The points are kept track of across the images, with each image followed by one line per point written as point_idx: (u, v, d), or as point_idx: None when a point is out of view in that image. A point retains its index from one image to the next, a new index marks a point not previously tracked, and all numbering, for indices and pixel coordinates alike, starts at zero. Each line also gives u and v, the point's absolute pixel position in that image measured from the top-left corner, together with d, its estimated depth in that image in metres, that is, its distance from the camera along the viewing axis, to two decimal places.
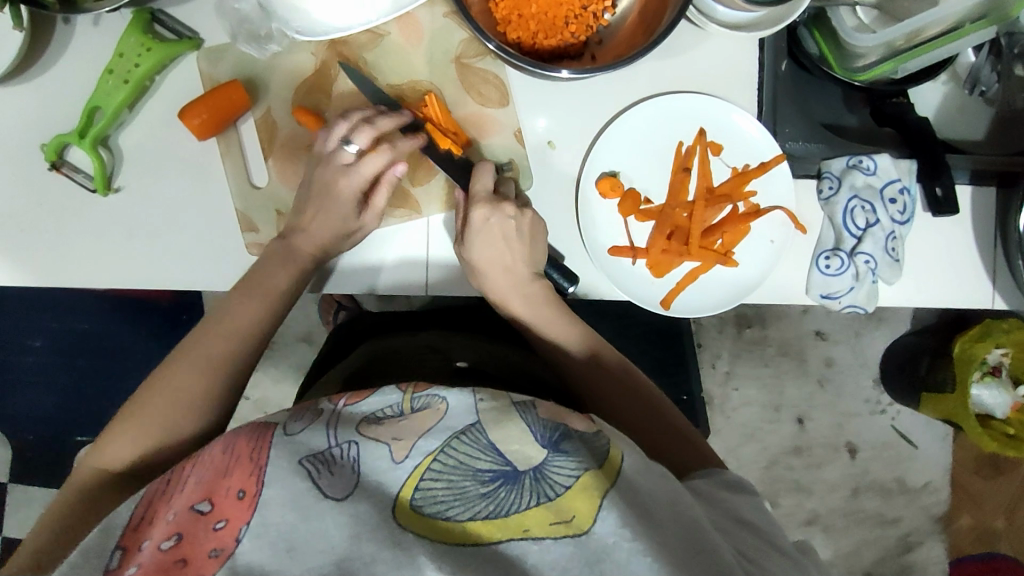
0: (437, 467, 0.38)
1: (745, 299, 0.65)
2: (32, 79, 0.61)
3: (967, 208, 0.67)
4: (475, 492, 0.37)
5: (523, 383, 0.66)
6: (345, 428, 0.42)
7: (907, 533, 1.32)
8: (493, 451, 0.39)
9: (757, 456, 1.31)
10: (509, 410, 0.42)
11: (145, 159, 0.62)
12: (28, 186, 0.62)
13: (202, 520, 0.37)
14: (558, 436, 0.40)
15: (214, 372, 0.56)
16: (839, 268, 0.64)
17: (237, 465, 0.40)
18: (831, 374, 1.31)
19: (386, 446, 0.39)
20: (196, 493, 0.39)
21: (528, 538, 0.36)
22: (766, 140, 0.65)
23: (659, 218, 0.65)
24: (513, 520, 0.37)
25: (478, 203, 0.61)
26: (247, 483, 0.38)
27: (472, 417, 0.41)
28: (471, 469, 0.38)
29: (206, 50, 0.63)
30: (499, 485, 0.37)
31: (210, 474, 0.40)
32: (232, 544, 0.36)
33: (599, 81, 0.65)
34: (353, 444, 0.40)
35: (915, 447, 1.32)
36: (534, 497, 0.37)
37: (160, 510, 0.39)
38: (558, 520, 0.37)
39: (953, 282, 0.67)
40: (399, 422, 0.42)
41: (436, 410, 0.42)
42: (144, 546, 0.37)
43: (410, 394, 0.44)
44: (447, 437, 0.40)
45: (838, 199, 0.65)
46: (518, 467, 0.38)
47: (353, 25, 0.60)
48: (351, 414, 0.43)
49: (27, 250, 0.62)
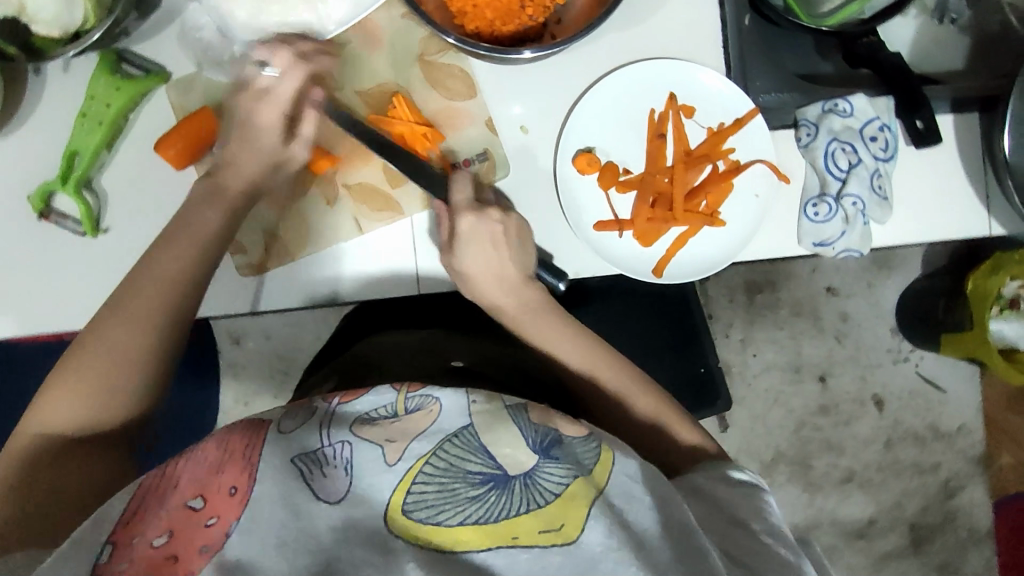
0: (428, 470, 0.43)
1: (738, 257, 0.65)
2: (12, 132, 0.63)
3: (951, 138, 0.66)
4: (465, 494, 0.42)
5: (516, 380, 0.70)
6: (339, 428, 0.45)
7: (947, 479, 1.30)
8: (483, 455, 0.44)
9: (784, 420, 1.29)
10: (502, 413, 0.47)
11: (129, 196, 0.63)
12: (20, 236, 0.63)
13: (195, 516, 0.41)
14: (547, 444, 0.46)
15: (145, 322, 0.57)
16: (828, 213, 0.64)
17: (229, 463, 0.43)
18: (849, 329, 1.29)
19: (379, 446, 0.44)
20: (189, 490, 0.42)
21: (517, 545, 0.41)
22: (738, 95, 0.65)
23: (640, 187, 0.65)
24: (501, 526, 0.41)
25: (463, 212, 0.61)
26: (238, 479, 0.42)
27: (465, 419, 0.46)
28: (463, 473, 0.43)
29: (174, 82, 0.64)
30: (491, 489, 0.42)
31: (203, 469, 0.43)
32: (221, 540, 0.40)
33: (563, 60, 0.65)
34: (346, 444, 0.44)
35: (944, 391, 1.30)
36: (524, 504, 0.42)
37: (149, 505, 0.41)
38: (546, 528, 0.41)
39: (947, 214, 0.66)
40: (392, 423, 0.46)
41: (429, 411, 0.47)
42: (134, 540, 0.40)
43: (404, 394, 0.49)
44: (440, 440, 0.45)
45: (817, 144, 0.64)
46: (508, 472, 0.43)
47: (313, 38, 0.62)
48: (345, 414, 0.47)
49: (27, 299, 0.63)
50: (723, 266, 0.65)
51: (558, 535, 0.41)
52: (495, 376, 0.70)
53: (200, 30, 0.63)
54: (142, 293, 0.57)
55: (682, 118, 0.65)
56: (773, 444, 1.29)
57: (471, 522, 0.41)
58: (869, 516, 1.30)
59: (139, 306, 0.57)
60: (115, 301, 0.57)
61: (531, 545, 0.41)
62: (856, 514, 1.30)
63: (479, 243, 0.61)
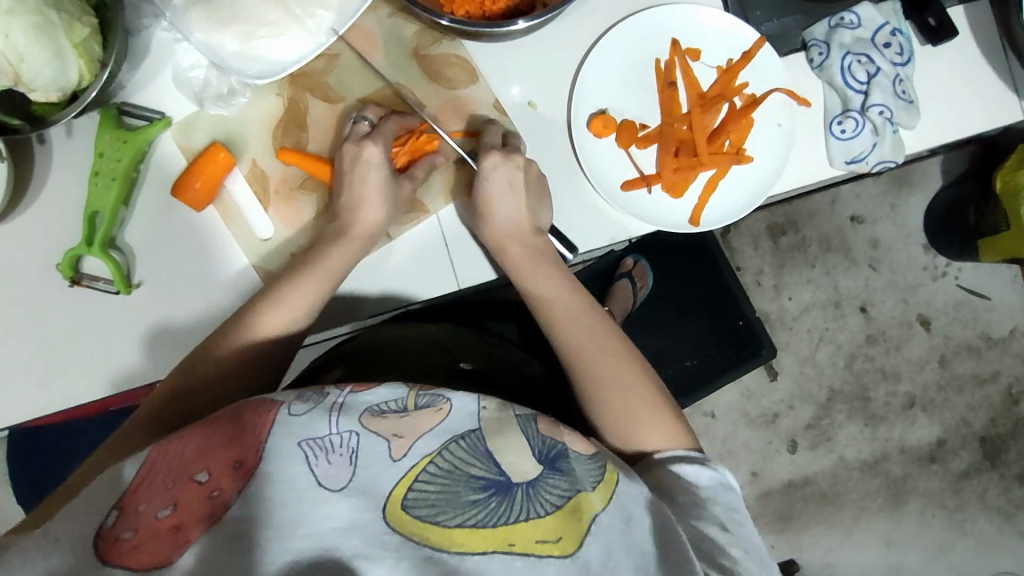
0: (430, 469, 0.42)
1: (771, 191, 0.64)
2: (28, 206, 0.62)
3: (965, 28, 0.64)
4: (465, 498, 0.41)
5: (526, 391, 0.68)
6: (348, 417, 0.44)
7: (1010, 385, 1.27)
8: (487, 461, 0.43)
9: (834, 357, 1.27)
10: (509, 421, 0.47)
11: (155, 248, 0.63)
12: (55, 307, 0.63)
13: (197, 490, 0.41)
14: (554, 454, 0.46)
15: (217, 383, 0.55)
16: (856, 128, 0.62)
17: (239, 437, 0.43)
18: (881, 255, 1.27)
19: (385, 440, 0.43)
20: (195, 463, 0.42)
21: (512, 552, 0.40)
22: (741, 29, 0.63)
23: (660, 139, 0.64)
24: (499, 529, 0.41)
25: (491, 151, 0.60)
26: (245, 455, 0.42)
27: (474, 424, 0.46)
28: (466, 477, 0.42)
29: (178, 125, 0.64)
30: (492, 493, 0.42)
31: (208, 442, 0.43)
32: (221, 511, 0.40)
33: (558, 29, 0.64)
34: (353, 435, 0.43)
35: (989, 298, 1.27)
36: (523, 512, 0.42)
37: (159, 476, 0.41)
38: (543, 538, 0.41)
39: (974, 107, 0.64)
40: (402, 416, 0.45)
41: (441, 409, 0.46)
42: (140, 509, 0.40)
43: (416, 390, 0.48)
44: (448, 440, 0.44)
45: (832, 61, 0.63)
46: (509, 479, 0.43)
47: (306, 54, 0.62)
48: (356, 404, 0.45)
49: (72, 368, 0.63)
50: (759, 202, 0.64)
51: (557, 547, 0.41)
52: (505, 381, 0.68)
53: (193, 69, 0.63)
54: (215, 360, 0.55)
55: (689, 62, 0.64)
56: (828, 383, 1.27)
57: (470, 524, 0.40)
58: (938, 437, 1.27)
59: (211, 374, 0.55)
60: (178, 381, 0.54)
61: (528, 553, 0.40)
62: (925, 438, 1.27)
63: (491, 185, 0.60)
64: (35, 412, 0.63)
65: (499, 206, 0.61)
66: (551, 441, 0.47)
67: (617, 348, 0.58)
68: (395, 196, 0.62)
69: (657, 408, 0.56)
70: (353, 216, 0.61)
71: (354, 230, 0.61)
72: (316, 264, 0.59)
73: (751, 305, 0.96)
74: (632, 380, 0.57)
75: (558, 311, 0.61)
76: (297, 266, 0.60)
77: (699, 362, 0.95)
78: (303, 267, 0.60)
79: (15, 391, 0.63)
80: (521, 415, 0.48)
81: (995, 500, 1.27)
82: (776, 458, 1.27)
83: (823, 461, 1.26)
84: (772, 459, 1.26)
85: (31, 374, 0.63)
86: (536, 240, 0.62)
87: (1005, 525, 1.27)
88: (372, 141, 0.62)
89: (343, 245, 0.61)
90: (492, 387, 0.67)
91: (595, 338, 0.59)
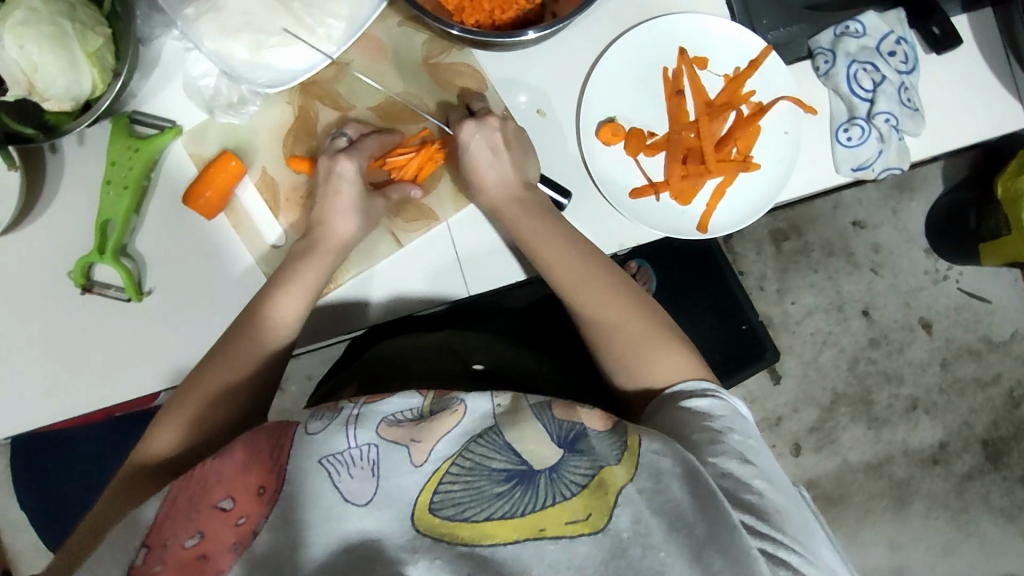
0: (455, 469, 0.46)
1: (779, 198, 0.64)
2: (40, 215, 0.63)
3: (969, 37, 0.65)
4: (490, 492, 0.45)
5: (542, 378, 0.71)
6: (366, 429, 0.48)
7: (1012, 387, 1.28)
8: (507, 452, 0.46)
9: (836, 360, 1.28)
10: (524, 411, 0.49)
11: (167, 256, 0.63)
12: (67, 315, 0.63)
13: (225, 517, 0.46)
14: (574, 435, 0.48)
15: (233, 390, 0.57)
16: (861, 135, 0.63)
17: (255, 463, 0.47)
18: (883, 259, 1.28)
19: (404, 448, 0.47)
20: (218, 492, 0.46)
21: (543, 536, 0.43)
22: (748, 37, 0.64)
23: (668, 146, 0.65)
24: (528, 517, 0.44)
25: (464, 122, 0.62)
26: (267, 481, 0.47)
27: (489, 421, 0.48)
28: (489, 471, 0.46)
29: (188, 133, 0.64)
30: (516, 483, 0.45)
31: (229, 470, 0.47)
32: (248, 538, 0.45)
33: (567, 37, 0.64)
34: (373, 447, 0.48)
35: (990, 301, 1.28)
36: (549, 497, 0.45)
37: (183, 508, 0.45)
38: (572, 518, 0.44)
39: (978, 113, 0.65)
40: (418, 423, 0.49)
41: (454, 411, 0.49)
42: (169, 542, 0.45)
43: (430, 398, 0.51)
44: (465, 440, 0.47)
45: (838, 69, 0.63)
46: (532, 467, 0.46)
47: (317, 62, 0.62)
48: (373, 414, 0.50)
49: (85, 375, 0.63)
50: (767, 208, 0.65)
51: (587, 525, 0.44)
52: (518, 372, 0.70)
53: (203, 78, 0.63)
54: (230, 365, 0.57)
55: (697, 71, 0.64)
56: (831, 387, 1.28)
57: (499, 515, 0.44)
58: (940, 440, 1.27)
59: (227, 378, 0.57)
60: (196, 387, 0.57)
61: (558, 536, 0.43)
62: (928, 440, 1.27)
63: (477, 154, 0.63)
64: (47, 419, 0.63)
65: (489, 173, 0.63)
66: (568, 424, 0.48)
67: (618, 299, 0.61)
68: (367, 212, 0.63)
69: (662, 340, 0.59)
70: (321, 230, 0.63)
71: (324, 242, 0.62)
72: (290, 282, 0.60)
73: (754, 310, 0.95)
74: (632, 320, 0.60)
75: (565, 277, 0.62)
76: (273, 283, 0.61)
77: None
78: (270, 289, 0.60)
79: (27, 399, 0.63)
80: (536, 403, 0.50)
81: (998, 502, 1.27)
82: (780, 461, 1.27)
83: (827, 463, 1.27)
84: None
85: (43, 382, 0.63)
86: (530, 196, 0.63)
87: (1009, 527, 1.27)
88: (345, 156, 0.62)
89: (313, 259, 0.62)
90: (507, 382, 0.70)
91: (598, 291, 0.61)
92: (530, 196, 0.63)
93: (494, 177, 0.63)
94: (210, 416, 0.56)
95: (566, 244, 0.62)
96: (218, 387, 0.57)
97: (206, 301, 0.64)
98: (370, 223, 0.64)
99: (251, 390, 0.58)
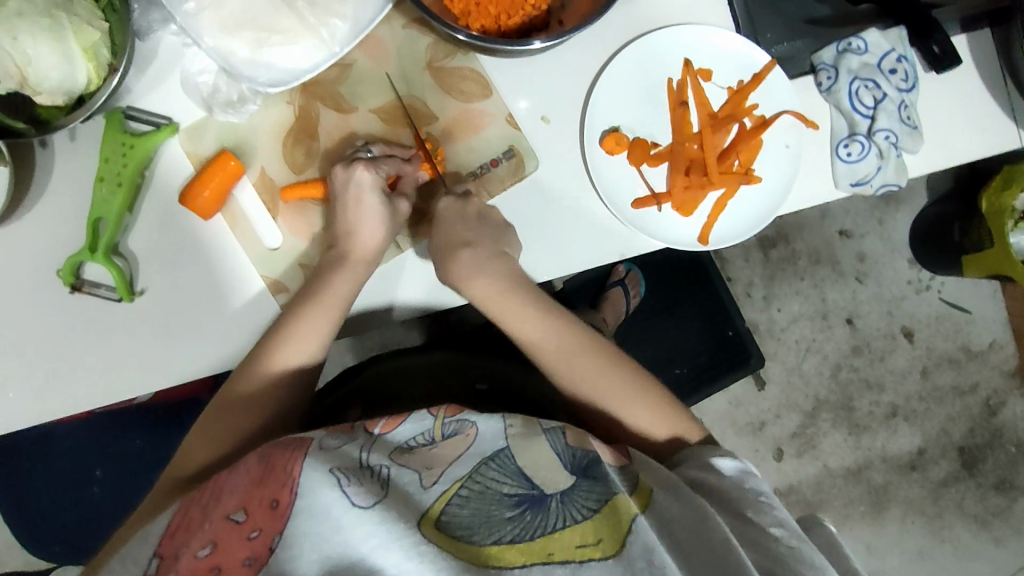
0: (464, 492, 0.51)
1: (778, 212, 0.65)
2: (28, 211, 0.61)
3: (967, 56, 0.66)
4: (501, 516, 0.49)
5: (542, 397, 0.72)
6: (380, 452, 0.54)
7: (989, 397, 1.31)
8: (518, 479, 0.52)
9: (820, 367, 1.29)
10: (535, 433, 0.57)
11: (159, 257, 0.62)
12: (54, 314, 0.62)
13: (238, 530, 0.48)
14: (581, 464, 0.54)
15: (264, 392, 0.62)
16: (861, 151, 0.64)
17: (270, 478, 0.51)
18: (868, 268, 1.29)
19: (416, 472, 0.52)
20: (232, 504, 0.49)
21: (552, 560, 0.47)
22: (752, 49, 0.64)
23: (671, 157, 0.65)
24: (537, 542, 0.48)
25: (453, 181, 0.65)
26: (279, 494, 0.49)
27: (501, 442, 0.55)
28: (499, 496, 0.51)
29: (186, 131, 0.63)
30: (525, 507, 0.50)
31: (244, 486, 0.50)
32: (265, 553, 0.47)
33: (572, 44, 0.64)
34: (386, 467, 0.52)
35: (969, 312, 1.31)
36: (559, 520, 0.50)
37: (197, 522, 0.49)
38: (583, 543, 0.48)
39: (973, 133, 0.66)
40: (432, 449, 0.55)
41: (466, 435, 0.56)
42: (182, 554, 0.47)
43: (441, 419, 0.57)
44: (478, 462, 0.53)
45: (840, 86, 0.64)
46: (542, 490, 0.52)
47: (320, 63, 0.61)
48: (388, 440, 0.56)
49: (70, 375, 0.62)
50: (766, 222, 0.65)
51: (597, 549, 0.48)
52: (520, 389, 0.73)
53: (202, 74, 0.62)
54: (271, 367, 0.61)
55: (701, 82, 0.65)
56: (813, 393, 1.29)
57: (508, 540, 0.48)
58: (918, 447, 1.30)
59: (261, 379, 0.61)
60: (237, 382, 0.61)
61: (568, 560, 0.47)
62: (906, 447, 1.30)
63: (462, 258, 0.62)
64: (31, 422, 0.62)
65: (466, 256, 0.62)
66: (582, 452, 0.56)
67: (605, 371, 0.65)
68: (393, 218, 0.63)
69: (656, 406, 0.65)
70: (348, 241, 0.63)
71: (351, 257, 0.62)
72: (323, 294, 0.62)
73: (741, 317, 0.97)
74: (632, 404, 0.65)
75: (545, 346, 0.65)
76: (306, 295, 0.62)
77: (689, 370, 0.96)
78: (302, 301, 0.61)
79: (11, 400, 0.61)
80: (548, 430, 0.58)
81: (972, 508, 1.30)
82: (763, 466, 1.29)
83: (808, 469, 1.29)
84: (759, 466, 1.28)
85: (28, 382, 0.62)
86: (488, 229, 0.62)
87: (982, 533, 1.30)
88: (362, 164, 0.61)
89: (343, 272, 0.62)
90: (514, 399, 0.72)
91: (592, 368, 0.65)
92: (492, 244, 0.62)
93: (482, 275, 0.62)
94: (242, 419, 0.61)
95: (550, 320, 0.66)
96: (244, 414, 0.61)
97: (235, 293, 0.63)
98: (390, 234, 0.64)
99: (266, 415, 0.62)
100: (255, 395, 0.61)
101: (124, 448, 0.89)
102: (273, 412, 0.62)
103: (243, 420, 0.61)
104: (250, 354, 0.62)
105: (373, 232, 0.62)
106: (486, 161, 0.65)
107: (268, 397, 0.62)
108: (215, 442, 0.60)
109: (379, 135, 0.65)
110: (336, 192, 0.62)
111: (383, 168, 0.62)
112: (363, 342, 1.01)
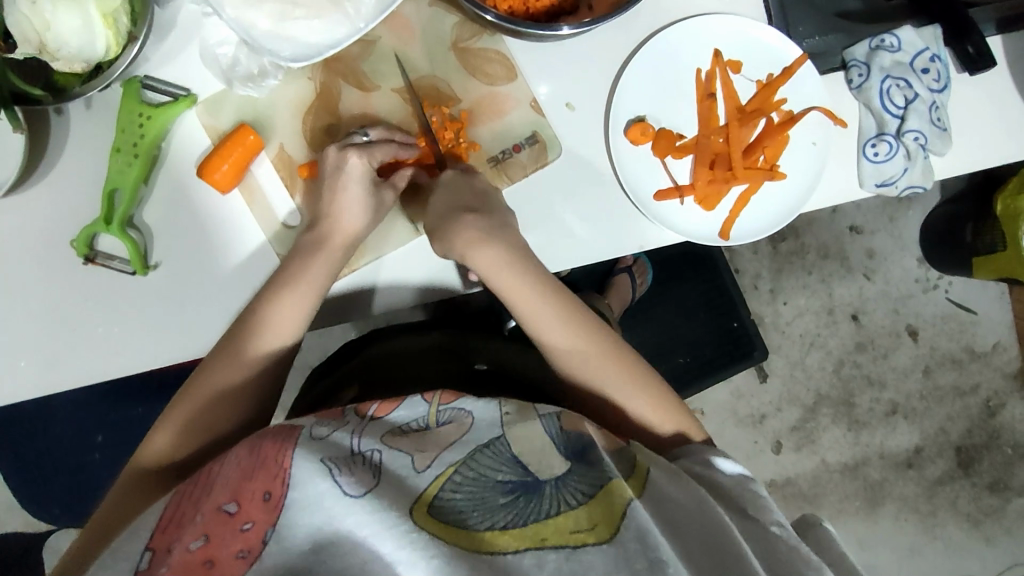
0: (457, 478, 0.50)
1: (802, 209, 0.64)
2: (41, 179, 0.60)
3: (1001, 57, 0.65)
4: (497, 502, 0.48)
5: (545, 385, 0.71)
6: (371, 437, 0.54)
7: (988, 398, 1.31)
8: (513, 466, 0.51)
9: (823, 362, 1.30)
10: (529, 415, 0.57)
11: (169, 230, 0.61)
12: (64, 282, 0.61)
13: (231, 522, 0.46)
14: (580, 453, 0.53)
15: (238, 375, 0.60)
16: (889, 152, 0.63)
17: (260, 470, 0.48)
18: (876, 265, 1.29)
19: (409, 455, 0.52)
20: (224, 496, 0.47)
21: (547, 547, 0.46)
22: (785, 43, 0.63)
23: (696, 150, 0.64)
24: (530, 528, 0.47)
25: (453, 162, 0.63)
26: (272, 486, 0.47)
27: (496, 430, 0.55)
28: (493, 482, 0.50)
29: (203, 103, 0.61)
30: (519, 494, 0.49)
31: (235, 478, 0.48)
32: (259, 546, 0.45)
33: (599, 31, 0.63)
34: (378, 452, 0.52)
35: (974, 313, 1.31)
36: (553, 507, 0.49)
37: (189, 514, 0.47)
38: (576, 529, 0.48)
39: (1003, 137, 0.65)
40: (425, 433, 0.55)
41: (462, 422, 0.56)
42: (174, 547, 0.45)
43: (436, 406, 0.57)
44: (472, 449, 0.53)
45: (872, 84, 0.63)
46: (537, 478, 0.51)
47: (343, 39, 0.58)
48: (380, 425, 0.56)
49: (78, 346, 0.61)
50: (789, 219, 0.65)
51: (591, 535, 0.47)
52: (520, 376, 0.71)
53: (222, 46, 0.61)
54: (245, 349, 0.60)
55: (730, 74, 0.64)
56: (815, 387, 1.30)
57: (501, 526, 0.47)
58: (916, 445, 1.31)
59: (232, 366, 0.60)
60: (208, 362, 0.60)
61: (562, 545, 0.47)
62: (904, 445, 1.31)
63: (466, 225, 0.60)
64: (39, 391, 0.61)
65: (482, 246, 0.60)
66: (574, 436, 0.55)
67: (584, 338, 0.64)
68: (377, 207, 0.62)
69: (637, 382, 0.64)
70: (330, 225, 0.61)
71: (330, 239, 0.61)
72: (298, 277, 0.60)
73: (746, 306, 0.95)
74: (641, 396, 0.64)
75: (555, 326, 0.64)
76: (281, 278, 0.60)
77: (693, 359, 0.95)
78: (282, 281, 0.60)
79: (20, 367, 0.61)
80: (544, 416, 0.57)
81: (965, 507, 1.31)
82: (761, 458, 1.30)
83: (806, 463, 1.30)
84: (757, 457, 1.29)
85: (37, 351, 0.61)
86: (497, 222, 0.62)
87: (973, 532, 1.31)
88: (355, 149, 0.60)
89: (320, 256, 0.61)
90: (512, 383, 0.71)
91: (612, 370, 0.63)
92: (496, 219, 0.61)
93: (486, 249, 0.60)
94: (218, 406, 0.60)
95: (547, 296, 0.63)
96: (220, 395, 0.60)
97: (224, 269, 0.62)
98: (377, 217, 0.62)
99: (242, 397, 0.61)
100: (229, 380, 0.60)
101: (126, 415, 0.89)
102: (253, 396, 0.62)
103: (223, 406, 0.60)
104: (225, 338, 0.60)
105: (358, 213, 0.61)
106: (509, 146, 0.63)
107: (244, 380, 0.61)
108: (184, 430, 0.59)
109: (394, 116, 0.64)
110: (325, 172, 0.61)
111: (376, 155, 0.61)
112: (368, 320, 1.01)
